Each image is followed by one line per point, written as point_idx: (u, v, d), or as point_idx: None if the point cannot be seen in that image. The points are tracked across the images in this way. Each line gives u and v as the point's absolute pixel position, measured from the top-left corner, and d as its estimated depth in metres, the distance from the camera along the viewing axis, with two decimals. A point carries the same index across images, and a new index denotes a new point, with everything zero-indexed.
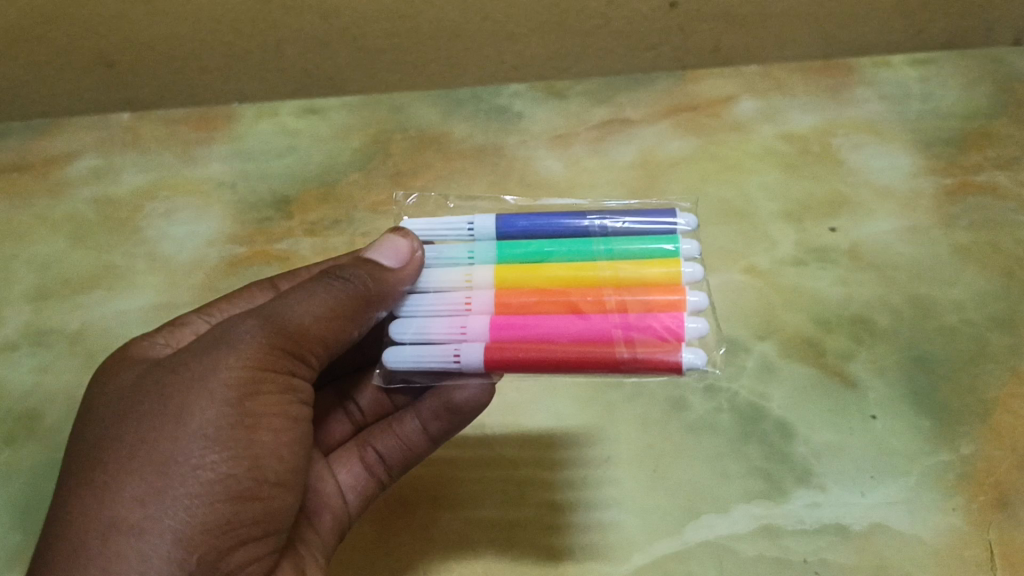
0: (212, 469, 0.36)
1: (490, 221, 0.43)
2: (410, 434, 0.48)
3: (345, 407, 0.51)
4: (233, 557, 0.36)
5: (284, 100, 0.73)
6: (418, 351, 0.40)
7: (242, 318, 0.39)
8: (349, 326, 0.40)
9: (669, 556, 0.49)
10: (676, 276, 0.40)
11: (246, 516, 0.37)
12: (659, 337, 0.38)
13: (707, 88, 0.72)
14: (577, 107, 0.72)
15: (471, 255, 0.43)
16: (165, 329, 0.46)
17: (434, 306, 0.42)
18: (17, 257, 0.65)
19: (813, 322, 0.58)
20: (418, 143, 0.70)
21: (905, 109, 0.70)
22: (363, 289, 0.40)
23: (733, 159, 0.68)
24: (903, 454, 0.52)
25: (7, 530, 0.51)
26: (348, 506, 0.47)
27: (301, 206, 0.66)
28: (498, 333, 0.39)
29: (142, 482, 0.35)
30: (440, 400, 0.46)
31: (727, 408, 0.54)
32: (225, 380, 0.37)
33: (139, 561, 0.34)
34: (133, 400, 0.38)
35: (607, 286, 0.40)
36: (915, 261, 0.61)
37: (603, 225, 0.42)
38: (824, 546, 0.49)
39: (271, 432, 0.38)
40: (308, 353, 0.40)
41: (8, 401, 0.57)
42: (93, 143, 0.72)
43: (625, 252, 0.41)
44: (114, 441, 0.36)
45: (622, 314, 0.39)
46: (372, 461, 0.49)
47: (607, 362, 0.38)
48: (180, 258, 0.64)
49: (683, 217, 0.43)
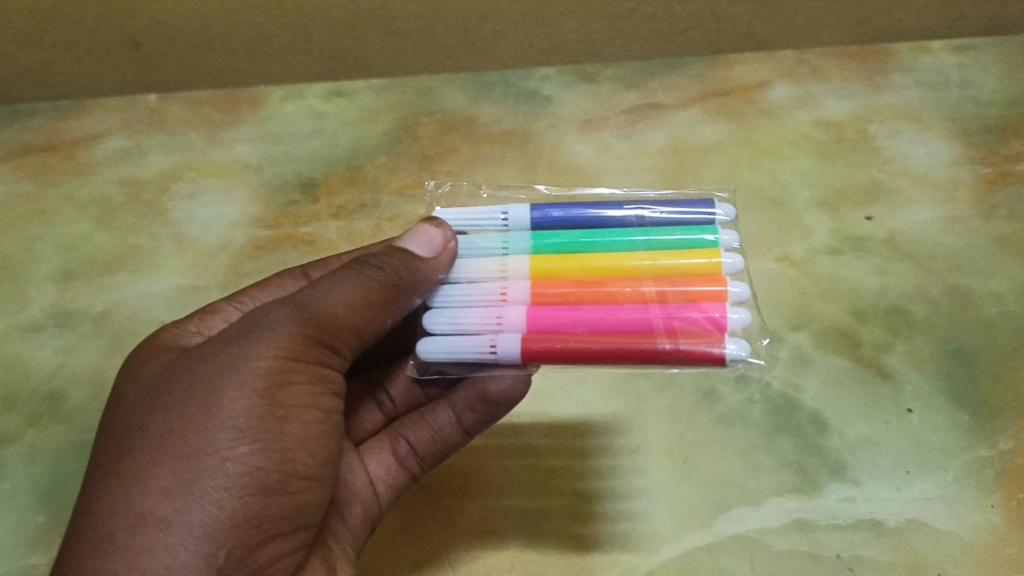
0: (242, 462, 0.35)
1: (524, 211, 0.43)
2: (443, 425, 0.47)
3: (376, 397, 0.50)
4: (260, 553, 0.36)
5: (311, 83, 0.73)
6: (452, 342, 0.40)
7: (273, 307, 0.38)
8: (381, 316, 0.39)
9: (699, 548, 0.48)
10: (717, 267, 0.39)
11: (276, 510, 0.36)
12: (701, 328, 0.37)
13: (741, 73, 0.71)
14: (607, 91, 0.70)
15: (504, 246, 0.42)
16: (195, 316, 0.46)
17: (467, 296, 0.41)
18: (44, 238, 0.65)
19: (848, 313, 0.57)
20: (446, 126, 0.69)
21: (944, 96, 0.68)
22: (396, 278, 0.39)
23: (767, 145, 0.66)
24: (940, 449, 0.51)
25: (32, 511, 0.51)
26: (378, 498, 0.47)
27: (327, 189, 0.66)
28: (535, 323, 0.39)
29: (170, 473, 0.34)
30: (475, 390, 0.45)
31: (759, 399, 0.53)
32: (256, 370, 0.36)
33: (166, 554, 0.33)
34: (162, 388, 0.37)
35: (646, 277, 0.39)
36: (953, 252, 0.60)
37: (640, 216, 0.42)
38: (858, 541, 0.48)
39: (301, 425, 0.37)
40: (339, 344, 0.39)
41: (34, 381, 0.57)
42: (119, 124, 0.71)
43: (664, 242, 0.40)
44: (142, 430, 0.36)
45: (663, 304, 0.38)
46: (403, 453, 0.48)
47: (649, 353, 0.37)
48: (205, 240, 0.63)
49: (722, 207, 0.42)
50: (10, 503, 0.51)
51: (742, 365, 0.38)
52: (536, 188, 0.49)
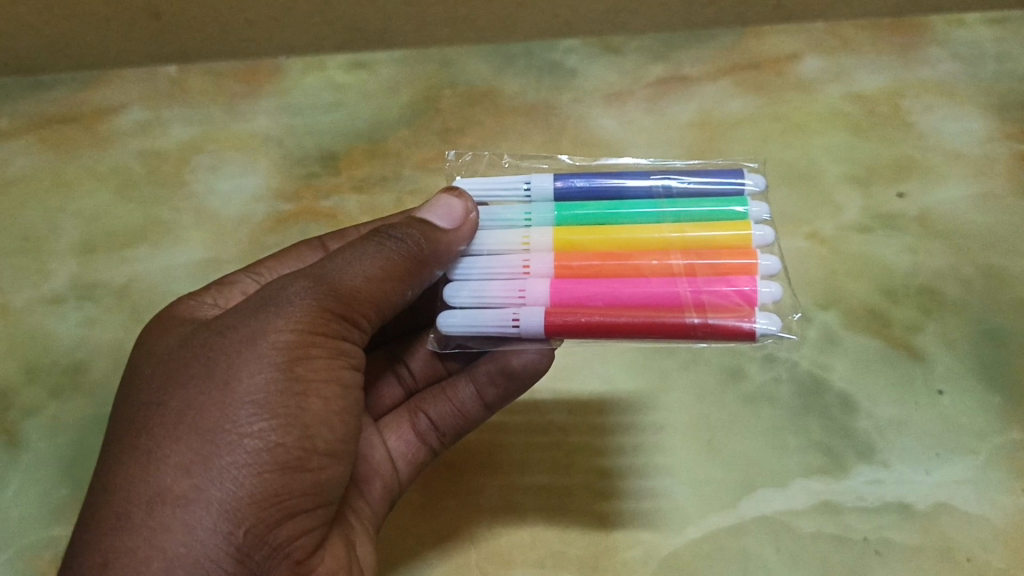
0: (260, 438, 0.35)
1: (548, 181, 0.41)
2: (464, 400, 0.47)
3: (396, 371, 0.50)
4: (281, 531, 0.35)
5: (332, 54, 0.72)
6: (473, 315, 0.39)
7: (292, 280, 0.38)
8: (401, 288, 0.39)
9: (723, 529, 0.47)
10: (746, 239, 0.38)
11: (296, 488, 0.35)
12: (731, 302, 0.37)
13: (771, 45, 0.69)
14: (633, 64, 0.69)
15: (527, 217, 0.41)
16: (212, 287, 0.45)
17: (488, 268, 0.40)
18: (65, 211, 0.65)
19: (879, 292, 0.56)
20: (468, 99, 0.68)
21: (980, 70, 0.66)
22: (415, 249, 0.38)
23: (797, 120, 0.65)
24: (971, 432, 0.50)
25: (55, 483, 0.51)
26: (398, 473, 0.47)
27: (349, 162, 0.65)
28: (560, 297, 0.38)
29: (188, 449, 0.34)
30: (496, 364, 0.45)
31: (786, 378, 0.52)
32: (274, 343, 0.36)
33: (184, 532, 0.33)
34: (180, 363, 0.37)
35: (674, 249, 0.39)
36: (987, 230, 0.58)
37: (667, 187, 0.41)
38: (885, 524, 0.47)
39: (321, 400, 0.37)
40: (359, 317, 0.38)
41: (56, 354, 0.57)
42: (139, 96, 0.70)
43: (693, 214, 0.40)
44: (160, 405, 0.35)
45: (691, 277, 0.37)
46: (423, 427, 0.48)
47: (676, 328, 0.36)
48: (226, 214, 0.63)
49: (751, 177, 0.41)
50: (33, 475, 0.51)
51: (771, 340, 0.37)
52: (558, 158, 0.48)
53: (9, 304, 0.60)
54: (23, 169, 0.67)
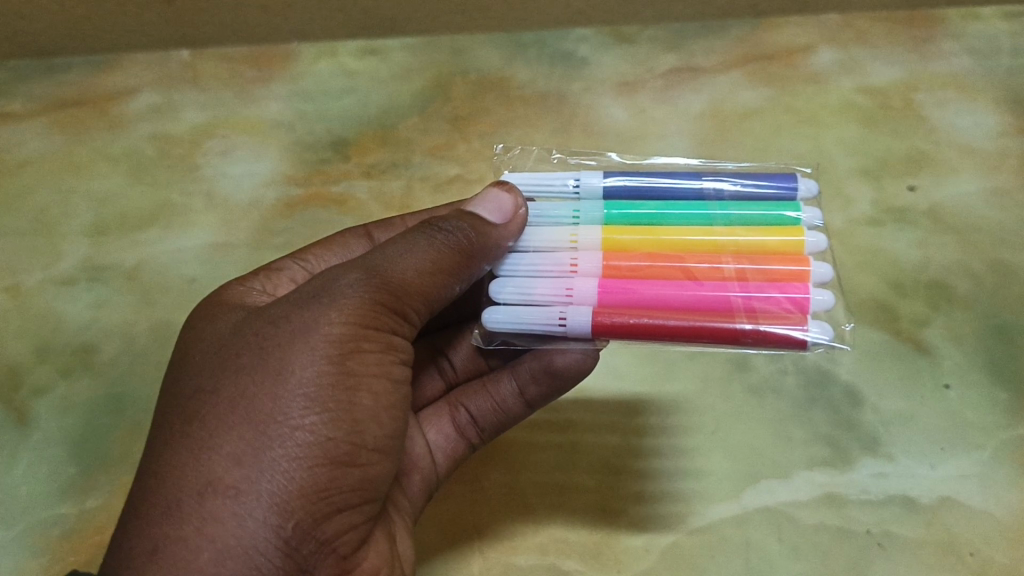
0: (311, 431, 0.35)
1: (596, 179, 0.41)
2: (505, 397, 0.47)
3: (438, 364, 0.50)
4: (328, 525, 0.35)
5: (345, 40, 0.72)
6: (520, 312, 0.39)
7: (344, 270, 0.38)
8: (451, 281, 0.39)
9: (726, 519, 0.47)
10: (798, 246, 0.38)
11: (344, 482, 0.36)
12: (783, 309, 0.36)
13: (784, 36, 0.69)
14: (645, 54, 0.69)
15: (575, 214, 0.41)
16: (261, 273, 0.46)
17: (536, 265, 0.40)
18: (76, 192, 0.65)
19: (887, 286, 0.56)
20: (480, 87, 0.68)
21: (994, 64, 0.66)
22: (466, 243, 0.39)
23: (810, 112, 0.65)
24: (977, 427, 0.50)
25: (63, 462, 0.52)
26: (438, 467, 0.47)
27: (359, 149, 0.65)
28: (607, 298, 0.38)
29: (240, 440, 0.34)
30: (540, 362, 0.45)
31: (793, 370, 0.52)
32: (327, 335, 0.36)
33: (235, 523, 0.33)
34: (232, 351, 0.37)
35: (725, 253, 0.38)
36: (998, 225, 0.58)
37: (719, 189, 0.40)
38: (889, 517, 0.47)
39: (371, 394, 0.37)
40: (410, 311, 0.38)
41: (66, 335, 0.57)
42: (152, 79, 0.70)
43: (744, 217, 0.39)
44: (212, 393, 0.36)
45: (742, 282, 0.37)
46: (463, 422, 0.48)
47: (727, 334, 0.36)
48: (236, 198, 0.63)
49: (804, 183, 0.40)
50: (41, 453, 0.52)
51: (822, 349, 0.37)
52: (607, 154, 0.47)
53: (21, 285, 0.60)
54: (36, 150, 0.67)
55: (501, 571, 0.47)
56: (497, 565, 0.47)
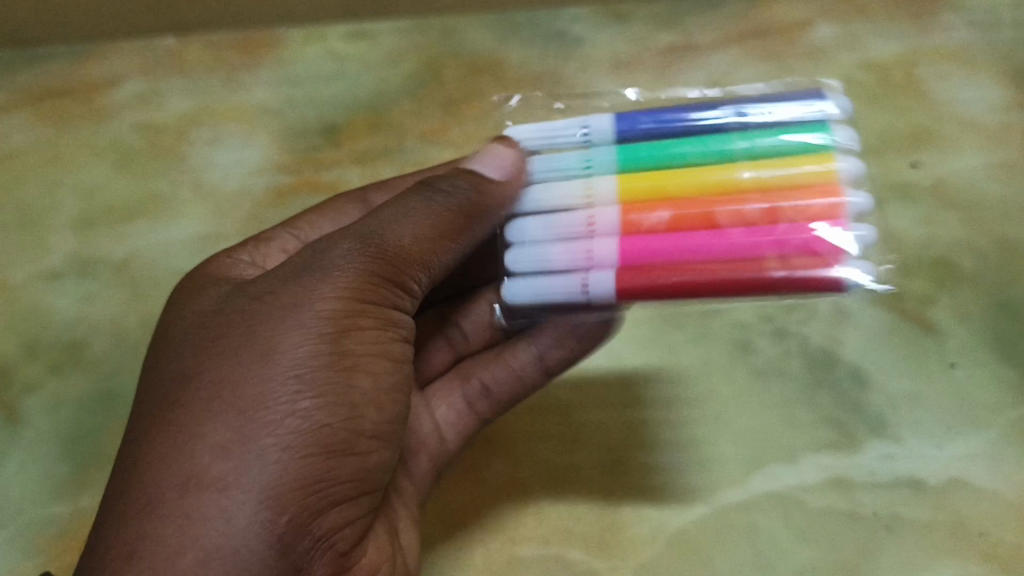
0: (303, 417, 0.34)
1: (606, 122, 0.40)
2: (523, 365, 0.47)
3: (445, 334, 0.50)
4: (324, 520, 0.35)
5: (333, 24, 0.70)
6: (537, 284, 0.39)
7: (335, 240, 0.38)
8: (450, 245, 0.39)
9: (733, 505, 0.47)
10: (833, 174, 0.37)
11: (340, 472, 0.35)
12: (818, 250, 0.36)
13: (783, 11, 0.67)
14: (641, 31, 0.67)
15: (587, 163, 0.40)
16: (253, 243, 0.47)
17: (550, 229, 0.40)
18: (61, 183, 0.63)
19: (893, 265, 0.55)
20: (471, 69, 0.67)
21: (996, 37, 0.65)
22: (467, 202, 0.39)
23: (810, 87, 0.63)
24: (985, 406, 0.49)
25: (55, 460, 0.50)
26: (448, 444, 0.48)
27: (350, 135, 0.64)
28: (628, 258, 0.38)
29: (226, 429, 0.34)
30: (566, 326, 0.45)
31: (798, 352, 0.51)
32: (317, 314, 0.36)
33: (222, 519, 0.33)
34: (221, 334, 0.37)
35: (753, 192, 0.37)
36: (1004, 200, 0.57)
37: (741, 117, 0.39)
38: (898, 499, 0.47)
39: (368, 374, 0.37)
40: (410, 281, 0.39)
41: (56, 330, 0.56)
42: (133, 66, 0.68)
43: (770, 149, 0.38)
44: (197, 380, 0.36)
45: (772, 224, 0.36)
46: (475, 395, 0.48)
47: (762, 284, 0.36)
48: (227, 188, 0.62)
49: (835, 99, 0.38)
50: (34, 451, 0.51)
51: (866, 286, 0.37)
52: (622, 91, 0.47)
53: (8, 281, 0.59)
54: (20, 142, 0.66)
55: (505, 563, 0.46)
56: (500, 556, 0.46)
